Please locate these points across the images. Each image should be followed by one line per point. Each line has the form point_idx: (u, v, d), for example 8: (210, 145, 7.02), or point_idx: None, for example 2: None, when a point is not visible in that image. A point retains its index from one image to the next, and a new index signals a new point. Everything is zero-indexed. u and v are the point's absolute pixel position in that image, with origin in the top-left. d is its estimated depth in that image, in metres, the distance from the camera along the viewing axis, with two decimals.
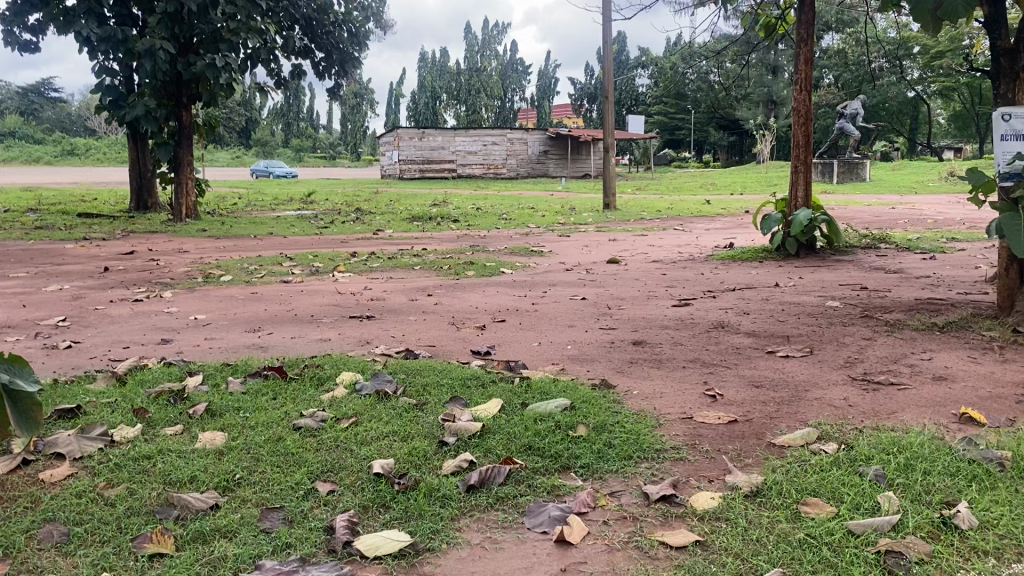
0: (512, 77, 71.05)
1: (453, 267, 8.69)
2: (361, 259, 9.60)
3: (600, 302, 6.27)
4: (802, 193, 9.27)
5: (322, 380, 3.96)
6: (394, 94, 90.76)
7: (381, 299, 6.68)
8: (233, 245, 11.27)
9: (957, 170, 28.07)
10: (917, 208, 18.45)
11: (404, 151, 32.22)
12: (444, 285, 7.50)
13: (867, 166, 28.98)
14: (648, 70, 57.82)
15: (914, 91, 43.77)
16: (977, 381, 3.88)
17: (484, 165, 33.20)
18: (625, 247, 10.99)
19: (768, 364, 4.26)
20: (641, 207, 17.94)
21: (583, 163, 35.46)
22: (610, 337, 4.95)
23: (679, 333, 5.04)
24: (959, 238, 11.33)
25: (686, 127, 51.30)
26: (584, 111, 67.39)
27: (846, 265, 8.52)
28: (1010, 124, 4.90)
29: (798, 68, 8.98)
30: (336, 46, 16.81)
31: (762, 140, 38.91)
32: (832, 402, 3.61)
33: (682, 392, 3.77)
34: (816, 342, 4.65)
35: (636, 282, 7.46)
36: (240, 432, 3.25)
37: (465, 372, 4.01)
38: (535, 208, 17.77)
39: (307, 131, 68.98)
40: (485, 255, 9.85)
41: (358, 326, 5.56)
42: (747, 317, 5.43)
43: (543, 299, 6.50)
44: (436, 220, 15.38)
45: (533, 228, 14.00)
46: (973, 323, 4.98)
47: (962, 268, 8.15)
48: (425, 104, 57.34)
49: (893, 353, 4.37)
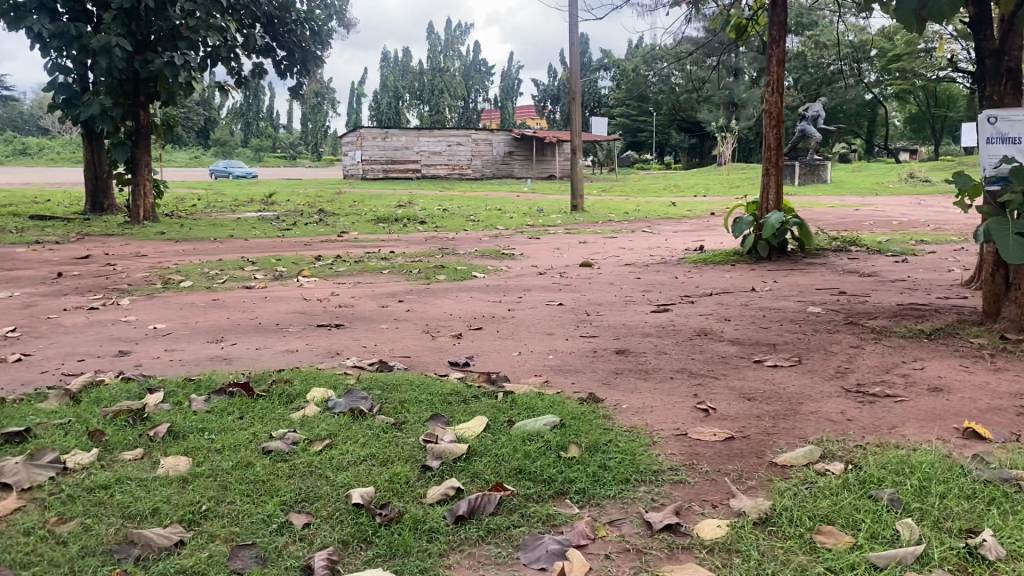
0: (474, 78, 70.80)
1: (422, 271, 8.47)
2: (326, 263, 9.33)
3: (577, 308, 6.09)
4: (773, 195, 9.19)
5: (292, 397, 3.73)
6: (355, 94, 89.99)
7: (350, 306, 6.44)
8: (193, 248, 10.94)
9: (916, 172, 28.46)
10: (880, 209, 18.61)
11: (368, 151, 31.80)
12: (415, 290, 7.28)
13: (829, 168, 29.26)
14: (610, 72, 57.99)
15: (872, 94, 44.41)
16: (973, 393, 3.77)
17: (449, 166, 32.96)
18: (596, 250, 10.84)
19: (757, 374, 4.11)
20: (608, 209, 17.85)
21: (548, 164, 35.41)
22: (592, 346, 4.78)
23: (662, 341, 4.88)
24: (927, 240, 11.37)
25: (648, 128, 51.51)
26: (547, 112, 67.44)
27: (819, 268, 8.45)
28: (997, 126, 4.84)
29: (769, 69, 8.90)
30: (299, 44, 16.50)
31: (724, 142, 39.15)
32: (829, 415, 3.46)
33: (672, 406, 3.61)
34: (803, 351, 4.51)
35: (611, 287, 7.30)
36: (205, 457, 3.01)
37: (446, 387, 3.81)
38: (502, 210, 17.60)
39: (267, 130, 68.10)
40: (455, 258, 9.64)
41: (327, 335, 5.33)
42: (730, 323, 5.29)
43: (518, 305, 6.31)
44: (402, 222, 15.12)
45: (501, 230, 13.82)
46: (960, 329, 4.90)
47: (936, 271, 8.11)
48: (387, 104, 56.92)
49: (884, 363, 4.25)
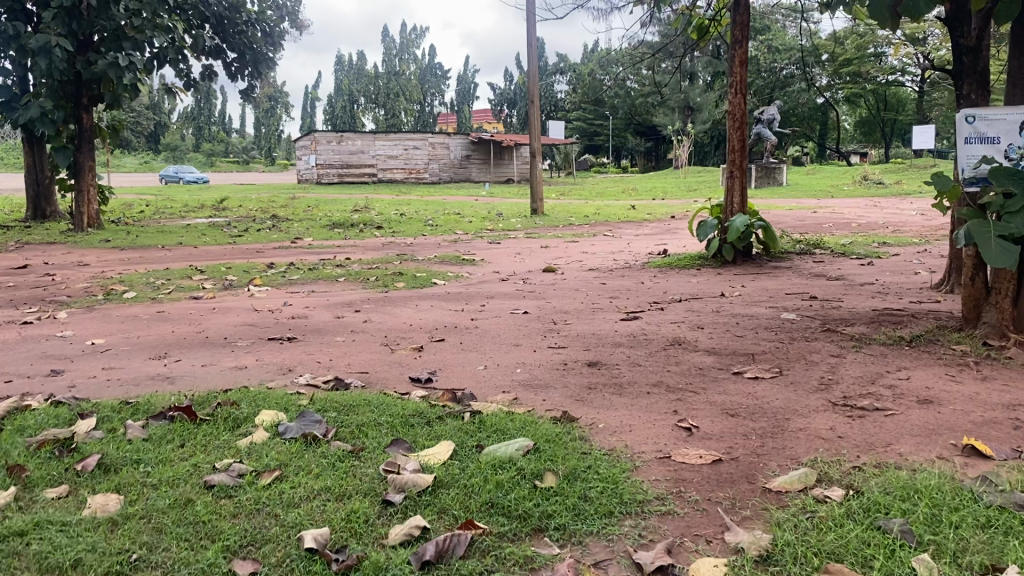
0: (429, 82, 70.37)
1: (380, 278, 8.16)
2: (279, 270, 8.97)
3: (543, 317, 5.83)
4: (738, 198, 9.03)
5: (238, 422, 3.41)
6: (308, 97, 88.90)
7: (303, 317, 6.10)
8: (139, 256, 10.47)
9: (869, 174, 28.77)
10: (837, 211, 18.71)
11: (323, 155, 31.29)
12: (372, 298, 6.97)
13: (784, 171, 29.46)
14: (566, 76, 58.02)
15: (823, 98, 45.00)
16: (965, 404, 3.58)
17: (406, 170, 32.54)
18: (559, 255, 10.60)
19: (738, 388, 3.88)
20: (568, 212, 17.66)
21: (506, 167, 35.22)
22: (562, 358, 4.52)
23: (634, 351, 4.65)
24: (890, 242, 11.33)
25: (605, 132, 51.58)
26: (503, 116, 67.29)
27: (786, 272, 8.31)
28: (975, 126, 4.72)
29: (733, 70, 8.74)
30: (250, 46, 16.01)
31: (679, 145, 39.30)
32: (819, 433, 3.24)
33: (652, 424, 3.37)
34: (783, 361, 4.30)
35: (576, 293, 7.06)
36: (140, 494, 2.69)
37: (410, 407, 3.53)
38: (460, 214, 17.34)
39: (219, 135, 66.91)
40: (415, 264, 9.34)
41: (279, 350, 5.00)
42: (703, 332, 5.07)
43: (481, 314, 6.04)
44: (358, 227, 14.75)
45: (461, 235, 13.55)
46: (940, 336, 4.74)
47: (903, 274, 8.02)
48: (342, 108, 56.20)
49: (868, 373, 4.06)
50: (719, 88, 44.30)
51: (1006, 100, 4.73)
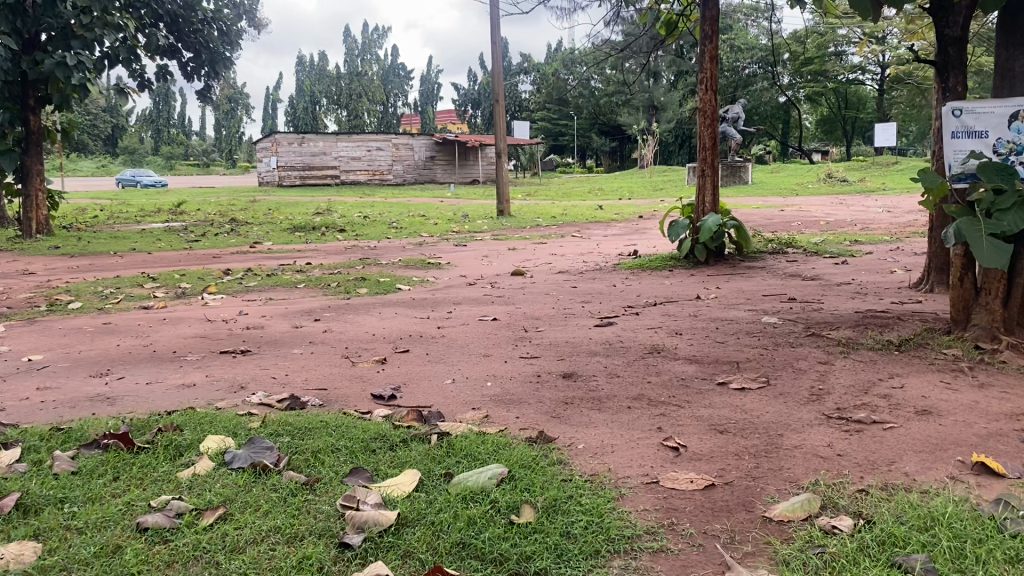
0: (392, 83, 69.76)
1: (341, 284, 7.82)
2: (236, 277, 8.59)
3: (514, 324, 5.56)
4: (709, 198, 8.82)
5: (180, 451, 3.08)
6: (269, 99, 87.67)
7: (259, 328, 5.75)
8: (89, 264, 10.03)
9: (833, 172, 28.88)
10: (804, 210, 18.68)
11: (284, 156, 30.86)
12: (334, 306, 6.64)
13: (749, 170, 29.47)
14: (530, 76, 57.79)
15: (785, 97, 45.28)
16: (966, 414, 3.36)
17: (369, 171, 32.08)
18: (527, 257, 10.34)
19: (724, 400, 3.63)
20: (535, 213, 17.40)
21: (471, 168, 34.91)
22: (535, 369, 4.24)
23: (611, 360, 4.39)
24: (861, 240, 11.21)
25: (569, 132, 51.44)
26: (467, 116, 66.93)
27: (760, 273, 8.12)
28: (962, 120, 4.53)
29: (703, 66, 8.51)
30: (206, 45, 15.48)
31: (644, 145, 39.22)
32: (816, 451, 2.99)
33: (637, 445, 3.10)
34: (768, 370, 4.06)
35: (547, 298, 6.79)
36: (62, 541, 2.36)
37: (371, 429, 3.23)
38: (426, 216, 17.02)
39: (178, 137, 65.81)
40: (379, 269, 9.02)
41: (232, 364, 4.67)
42: (682, 338, 4.82)
43: (448, 321, 5.74)
44: (320, 230, 14.38)
45: (426, 237, 13.23)
46: (930, 339, 4.53)
47: (878, 273, 7.86)
48: (303, 109, 55.50)
49: (860, 382, 3.82)
50: (682, 87, 44.35)
51: (992, 92, 4.54)
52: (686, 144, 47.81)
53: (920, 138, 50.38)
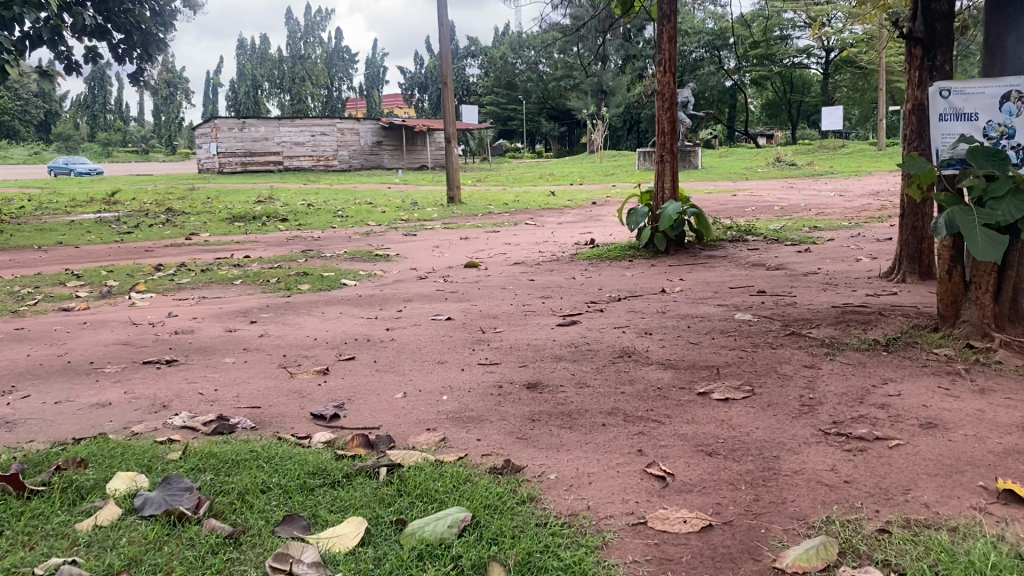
0: (337, 67, 68.38)
1: (282, 280, 7.31)
2: (168, 273, 8.01)
3: (470, 324, 5.14)
4: (668, 184, 8.45)
5: (82, 494, 2.60)
6: (210, 84, 85.38)
7: (188, 332, 5.22)
8: (8, 260, 9.32)
9: (781, 156, 28.88)
10: (756, 194, 18.57)
11: (224, 143, 29.96)
12: (273, 305, 6.14)
13: (699, 155, 29.38)
14: (478, 60, 57.07)
15: (732, 81, 45.40)
16: (975, 425, 3.05)
17: (314, 157, 31.28)
18: (480, 247, 9.90)
19: (708, 414, 3.25)
20: (486, 200, 16.97)
21: (420, 153, 34.18)
22: (495, 379, 3.83)
23: (579, 366, 4.00)
24: (819, 226, 10.98)
25: (518, 117, 50.88)
26: (415, 100, 65.97)
27: (723, 262, 7.81)
28: (950, 101, 4.24)
29: (661, 47, 8.11)
30: (138, 25, 14.30)
31: (595, 129, 38.92)
32: (819, 477, 2.63)
33: (616, 474, 2.70)
34: (751, 376, 3.70)
35: (503, 293, 6.38)
36: None
37: (311, 461, 2.80)
38: (373, 203, 16.46)
39: (115, 124, 63.72)
40: (324, 262, 8.49)
41: (156, 377, 4.17)
42: (652, 339, 4.45)
43: (397, 322, 5.30)
44: (261, 220, 13.74)
45: (373, 226, 12.72)
46: (917, 337, 4.23)
47: (844, 262, 7.61)
48: (245, 94, 54.00)
49: (852, 389, 3.49)
50: (630, 71, 44.10)
51: (982, 71, 4.25)
52: (634, 128, 47.66)
53: (862, 123, 51.08)
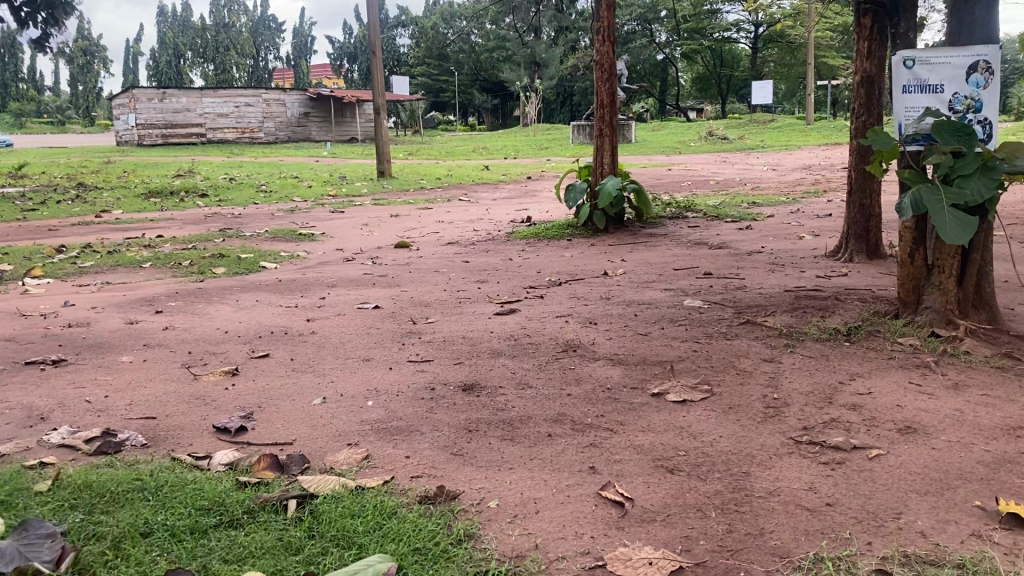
0: (263, 36, 66.29)
1: (196, 263, 6.74)
2: (70, 255, 7.34)
3: (399, 314, 4.71)
4: (608, 159, 8.10)
5: None
6: (130, 53, 82.09)
7: (82, 326, 4.67)
8: None
9: (713, 130, 28.91)
10: (690, 168, 18.44)
11: (142, 113, 28.59)
12: (183, 292, 5.60)
13: (632, 128, 29.23)
14: (408, 30, 55.88)
15: (664, 54, 45.38)
16: (956, 428, 2.77)
17: (238, 129, 30.13)
18: (411, 225, 9.43)
19: (665, 419, 2.91)
20: (418, 174, 16.44)
21: (350, 125, 33.02)
22: (426, 379, 3.43)
23: (519, 362, 3.63)
24: (758, 202, 10.81)
25: (450, 89, 50.01)
26: (344, 71, 64.51)
27: (665, 241, 7.51)
28: (914, 71, 3.94)
29: (599, 14, 7.73)
30: None
31: (529, 102, 38.44)
32: (797, 499, 2.30)
33: (567, 499, 2.33)
34: (708, 373, 3.36)
35: (436, 277, 5.96)
36: None
37: (206, 491, 2.36)
38: (298, 177, 15.81)
39: (27, 93, 60.71)
40: (242, 242, 7.93)
41: (37, 381, 3.64)
42: (598, 330, 4.10)
43: (320, 312, 4.84)
44: (179, 196, 12.97)
45: (298, 202, 12.12)
46: (878, 324, 3.97)
47: (787, 240, 7.39)
48: (165, 64, 51.84)
49: (819, 388, 3.18)
50: (564, 43, 43.64)
51: (948, 39, 3.96)
52: (567, 101, 47.36)
53: (789, 96, 51.76)
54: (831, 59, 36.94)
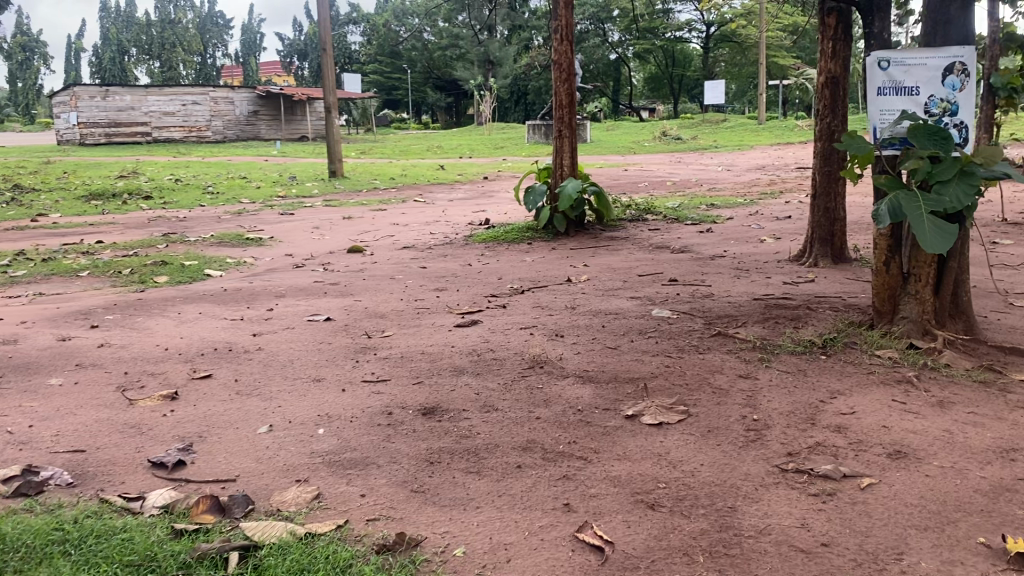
0: (211, 33, 64.99)
1: (137, 271, 6.39)
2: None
3: (354, 327, 4.45)
4: (567, 161, 7.91)
5: None
6: (71, 50, 79.99)
7: (9, 344, 4.33)
8: None
9: (667, 130, 28.97)
10: (646, 168, 18.37)
11: (84, 112, 27.67)
12: (121, 304, 5.26)
13: (587, 128, 29.15)
14: (359, 28, 55.20)
15: (616, 54, 45.47)
16: (947, 453, 2.62)
17: (185, 128, 29.35)
18: (365, 228, 9.15)
19: (641, 445, 2.71)
20: (371, 175, 16.11)
21: (300, 124, 32.56)
22: (383, 403, 3.19)
23: (483, 381, 3.41)
24: (716, 203, 10.72)
25: (403, 87, 49.52)
26: (295, 69, 63.54)
27: (627, 245, 7.34)
28: (889, 73, 3.80)
29: (558, 13, 7.54)
30: None
31: (483, 100, 38.20)
32: (790, 539, 2.12)
33: (540, 544, 2.12)
34: (683, 393, 3.17)
35: (392, 285, 5.70)
36: None
37: (135, 543, 2.10)
38: (247, 178, 15.38)
39: None
40: (187, 248, 7.57)
41: None
42: (565, 344, 3.90)
43: (269, 326, 4.56)
44: (121, 198, 12.50)
45: (247, 204, 11.73)
46: (853, 335, 3.82)
47: (749, 243, 7.27)
48: (109, 60, 50.42)
49: (800, 407, 3.01)
50: (517, 42, 43.42)
51: (923, 41, 3.83)
52: (520, 100, 47.21)
53: (739, 96, 52.25)
54: (782, 59, 37.31)
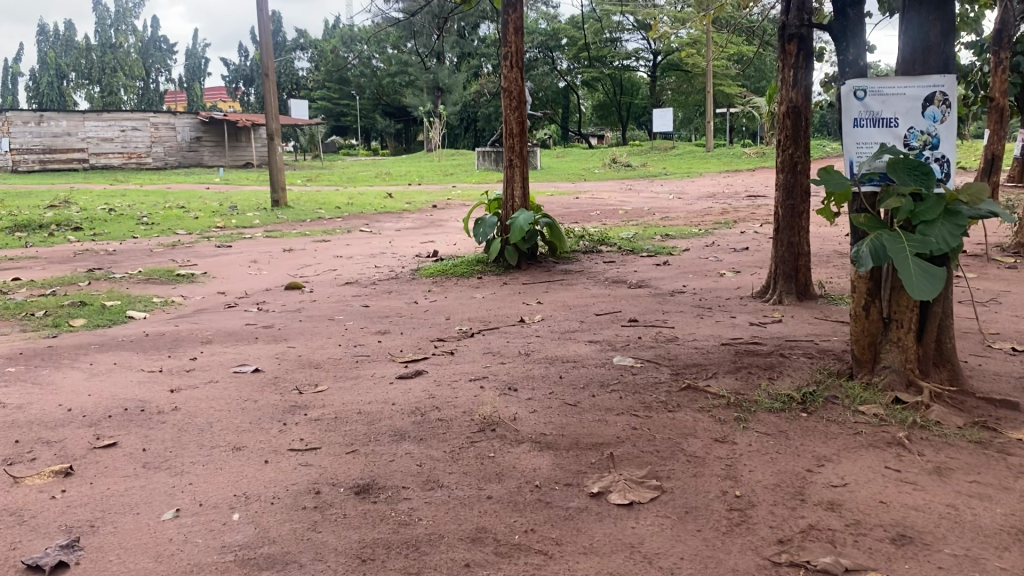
0: (154, 57, 63.77)
1: (51, 313, 5.85)
2: None
3: (285, 379, 4.01)
4: (518, 191, 7.56)
5: None
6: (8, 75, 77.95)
7: None
8: None
9: (617, 157, 28.90)
10: (597, 196, 18.13)
11: (17, 137, 26.75)
12: (25, 354, 4.73)
13: (537, 155, 28.93)
14: (307, 53, 54.58)
15: (565, 82, 45.54)
16: (959, 536, 2.29)
17: (124, 154, 28.49)
18: (306, 262, 8.68)
19: (612, 533, 2.33)
20: (315, 203, 15.59)
21: (244, 150, 31.90)
22: (312, 479, 2.77)
23: (426, 448, 3.01)
24: (671, 233, 10.46)
25: (351, 113, 48.97)
26: (240, 94, 62.54)
27: (581, 280, 7.01)
28: (865, 103, 3.53)
29: (507, 39, 7.21)
30: None
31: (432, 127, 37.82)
32: None
33: None
34: (653, 463, 2.79)
35: (330, 327, 5.26)
36: None
37: None
38: (185, 207, 14.76)
39: None
40: (111, 286, 7.05)
41: None
42: (518, 400, 3.51)
43: (190, 378, 4.10)
44: (48, 230, 11.83)
45: (182, 236, 11.15)
46: (832, 387, 3.49)
47: (708, 277, 6.99)
48: (47, 85, 49.03)
49: (785, 478, 2.67)
50: (466, 69, 43.19)
51: (901, 69, 3.57)
52: (470, 127, 47.00)
53: (685, 124, 52.75)
54: (729, 87, 37.62)
